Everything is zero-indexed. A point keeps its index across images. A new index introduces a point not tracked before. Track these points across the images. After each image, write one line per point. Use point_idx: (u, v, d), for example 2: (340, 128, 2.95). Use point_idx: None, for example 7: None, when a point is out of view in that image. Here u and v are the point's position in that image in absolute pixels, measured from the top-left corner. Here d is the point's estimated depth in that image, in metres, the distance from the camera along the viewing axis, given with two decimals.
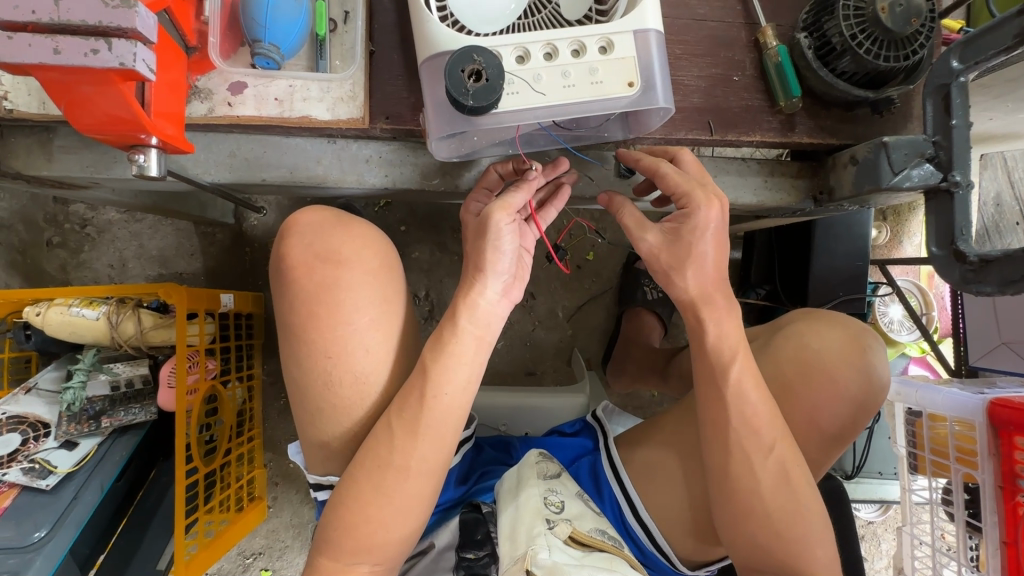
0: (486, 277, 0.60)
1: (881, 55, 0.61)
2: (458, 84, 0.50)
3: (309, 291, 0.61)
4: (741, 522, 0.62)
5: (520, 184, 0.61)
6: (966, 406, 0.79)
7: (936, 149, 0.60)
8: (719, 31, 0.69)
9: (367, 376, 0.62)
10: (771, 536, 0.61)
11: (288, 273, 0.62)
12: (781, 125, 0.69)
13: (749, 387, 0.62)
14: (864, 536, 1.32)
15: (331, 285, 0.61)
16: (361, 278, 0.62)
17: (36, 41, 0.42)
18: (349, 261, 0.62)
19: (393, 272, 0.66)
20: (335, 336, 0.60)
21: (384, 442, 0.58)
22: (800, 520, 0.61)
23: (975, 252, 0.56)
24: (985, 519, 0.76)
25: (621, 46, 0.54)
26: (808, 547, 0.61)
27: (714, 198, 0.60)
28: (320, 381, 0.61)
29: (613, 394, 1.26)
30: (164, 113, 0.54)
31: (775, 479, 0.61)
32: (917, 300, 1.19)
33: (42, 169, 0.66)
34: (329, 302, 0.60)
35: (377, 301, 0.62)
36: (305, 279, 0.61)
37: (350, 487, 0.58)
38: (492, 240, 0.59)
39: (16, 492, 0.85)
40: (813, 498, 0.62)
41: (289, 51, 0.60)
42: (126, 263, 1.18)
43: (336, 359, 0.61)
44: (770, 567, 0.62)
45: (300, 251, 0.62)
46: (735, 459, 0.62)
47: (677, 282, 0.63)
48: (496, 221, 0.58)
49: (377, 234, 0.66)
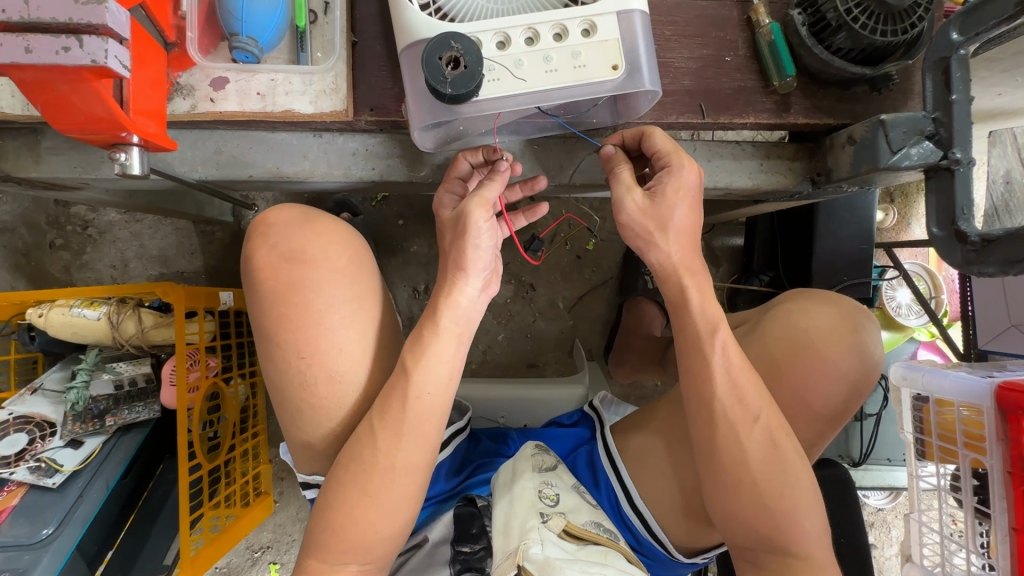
0: (467, 275, 0.59)
1: (877, 29, 0.59)
2: (436, 72, 0.49)
3: (277, 291, 0.60)
4: (726, 495, 0.60)
5: (495, 176, 0.59)
6: (973, 391, 0.77)
7: (935, 126, 0.58)
8: (709, 11, 0.67)
9: (343, 375, 0.62)
10: (757, 510, 0.59)
11: (256, 277, 0.62)
12: (775, 106, 0.67)
13: (733, 353, 0.61)
14: (874, 523, 1.31)
15: (299, 284, 0.60)
16: (329, 277, 0.61)
17: (7, 41, 0.42)
18: (315, 261, 0.61)
19: (365, 268, 0.65)
20: (308, 335, 0.60)
21: (368, 444, 0.58)
22: (788, 493, 0.59)
23: (977, 232, 0.54)
24: (994, 506, 0.75)
25: (604, 28, 0.53)
26: (794, 521, 0.59)
27: (692, 161, 0.61)
28: (296, 382, 0.61)
29: (615, 384, 1.25)
30: (144, 110, 0.53)
31: (762, 449, 0.60)
32: (926, 284, 1.16)
33: (31, 171, 0.66)
34: (298, 303, 0.60)
35: (348, 299, 0.62)
36: (272, 280, 0.61)
37: (336, 490, 0.58)
38: (471, 238, 0.57)
39: (25, 490, 0.87)
40: (802, 468, 0.60)
41: (268, 44, 0.59)
42: (128, 263, 1.19)
43: (309, 359, 0.61)
44: (757, 544, 0.61)
45: (265, 252, 0.61)
46: (720, 431, 0.60)
47: (658, 247, 0.62)
48: (475, 219, 0.56)
49: (345, 230, 0.66)
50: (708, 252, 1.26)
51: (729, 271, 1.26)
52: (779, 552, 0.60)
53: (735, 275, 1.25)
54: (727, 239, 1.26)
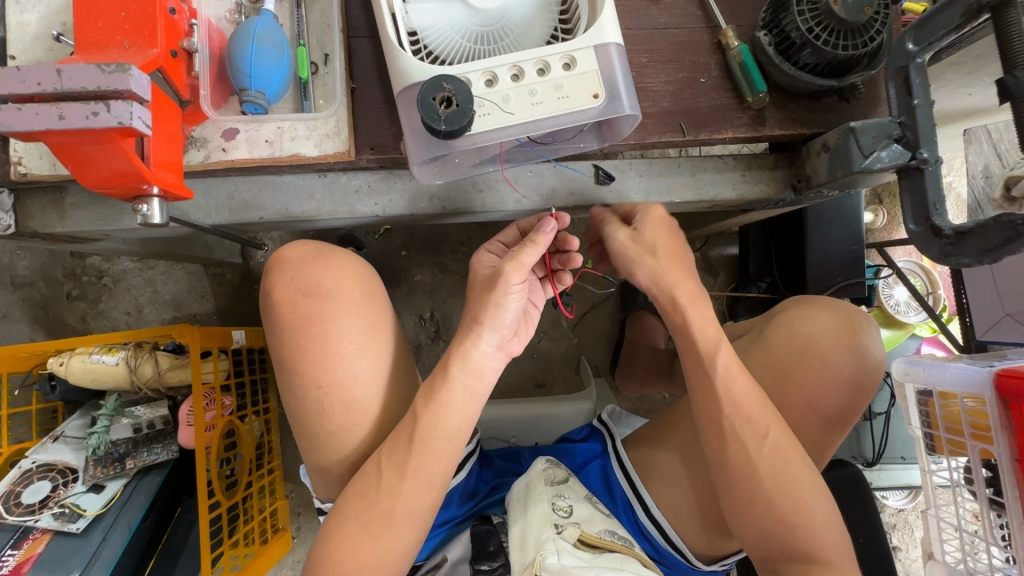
0: (484, 330, 0.61)
1: (839, 44, 0.63)
2: (431, 111, 0.54)
3: (296, 323, 0.64)
4: (745, 511, 0.62)
5: (536, 239, 0.60)
6: (973, 380, 0.79)
7: (902, 129, 0.61)
8: (682, 37, 0.72)
9: (359, 404, 0.64)
10: (774, 523, 0.61)
11: (275, 310, 0.65)
12: (751, 120, 0.71)
13: (737, 374, 0.63)
14: (896, 525, 1.30)
15: (315, 318, 0.63)
16: (345, 309, 0.64)
17: (42, 110, 0.46)
18: (330, 293, 0.64)
19: (376, 300, 0.68)
20: (325, 365, 0.63)
21: (372, 480, 0.60)
22: (803, 505, 0.61)
23: (950, 226, 0.56)
24: (1007, 495, 0.75)
25: (583, 62, 0.57)
26: (813, 529, 0.60)
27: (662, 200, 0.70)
28: (314, 412, 0.64)
29: (624, 399, 1.27)
30: (164, 163, 0.57)
31: (774, 464, 0.61)
32: (921, 280, 1.19)
33: (56, 227, 0.70)
34: (318, 334, 0.63)
35: (361, 330, 0.65)
36: (292, 314, 0.64)
37: (349, 514, 0.60)
38: (500, 294, 0.60)
39: (49, 537, 0.90)
40: (814, 480, 0.62)
41: (275, 95, 0.64)
42: (142, 309, 1.23)
43: (328, 388, 0.63)
44: (779, 556, 0.62)
45: (284, 287, 0.65)
46: (732, 450, 0.62)
47: (646, 266, 0.66)
48: (506, 279, 0.59)
49: (354, 261, 0.69)
50: (704, 263, 1.29)
51: (727, 280, 1.29)
52: (801, 561, 0.61)
53: (733, 283, 1.28)
54: (722, 249, 1.30)
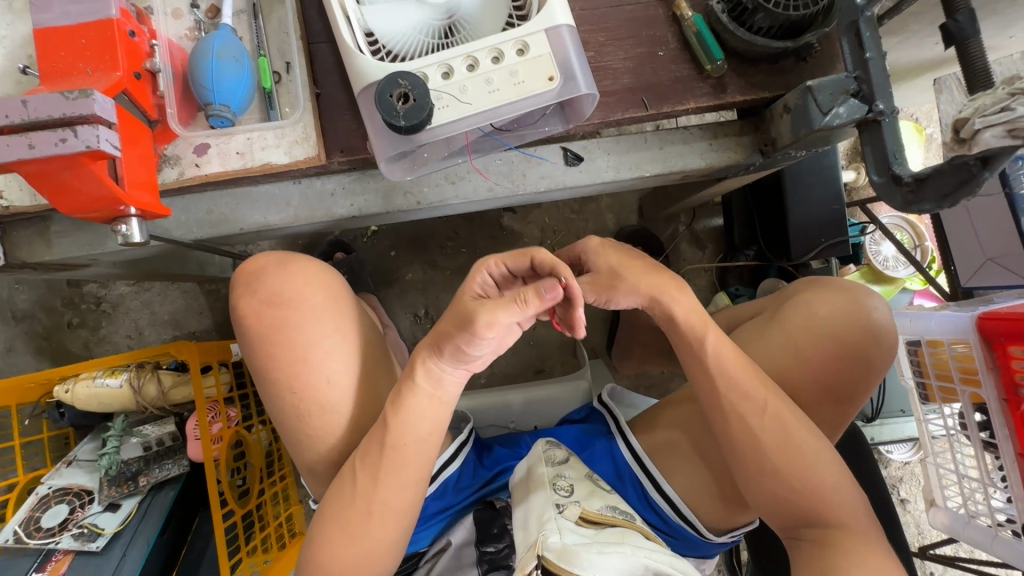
0: (443, 356, 0.59)
1: (788, 5, 0.64)
2: (389, 108, 0.55)
3: (261, 332, 0.65)
4: (757, 483, 0.63)
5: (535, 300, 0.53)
6: (959, 326, 0.79)
7: (858, 83, 0.61)
8: (637, 13, 0.73)
9: (334, 407, 0.66)
10: (788, 492, 0.62)
11: (243, 323, 0.67)
12: (712, 89, 0.72)
13: (728, 357, 0.66)
14: (903, 478, 1.31)
15: (280, 326, 0.65)
16: (308, 315, 0.66)
17: (12, 141, 0.48)
18: (292, 301, 0.66)
19: (340, 303, 0.70)
20: (296, 371, 0.65)
21: (351, 480, 0.62)
22: (812, 471, 0.62)
23: (909, 173, 0.57)
24: (996, 435, 0.76)
25: (536, 46, 0.58)
26: (826, 493, 0.62)
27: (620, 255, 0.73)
28: (293, 416, 0.66)
29: (623, 377, 1.28)
30: (139, 183, 0.59)
31: (776, 435, 0.63)
32: (907, 234, 1.20)
33: (44, 255, 0.72)
34: (282, 341, 0.65)
35: (329, 333, 0.67)
36: (257, 324, 0.66)
37: (341, 510, 0.62)
38: (475, 335, 0.54)
39: (71, 556, 0.93)
40: (821, 449, 0.63)
41: (240, 107, 0.65)
42: (142, 331, 1.25)
43: (301, 394, 0.65)
44: (794, 522, 0.63)
45: (250, 300, 0.66)
46: (733, 425, 0.64)
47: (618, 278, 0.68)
48: (480, 323, 0.53)
49: (326, 270, 0.71)
50: (690, 236, 1.31)
51: (715, 252, 1.30)
52: (818, 525, 0.62)
53: (721, 254, 1.30)
54: (707, 221, 1.31)
